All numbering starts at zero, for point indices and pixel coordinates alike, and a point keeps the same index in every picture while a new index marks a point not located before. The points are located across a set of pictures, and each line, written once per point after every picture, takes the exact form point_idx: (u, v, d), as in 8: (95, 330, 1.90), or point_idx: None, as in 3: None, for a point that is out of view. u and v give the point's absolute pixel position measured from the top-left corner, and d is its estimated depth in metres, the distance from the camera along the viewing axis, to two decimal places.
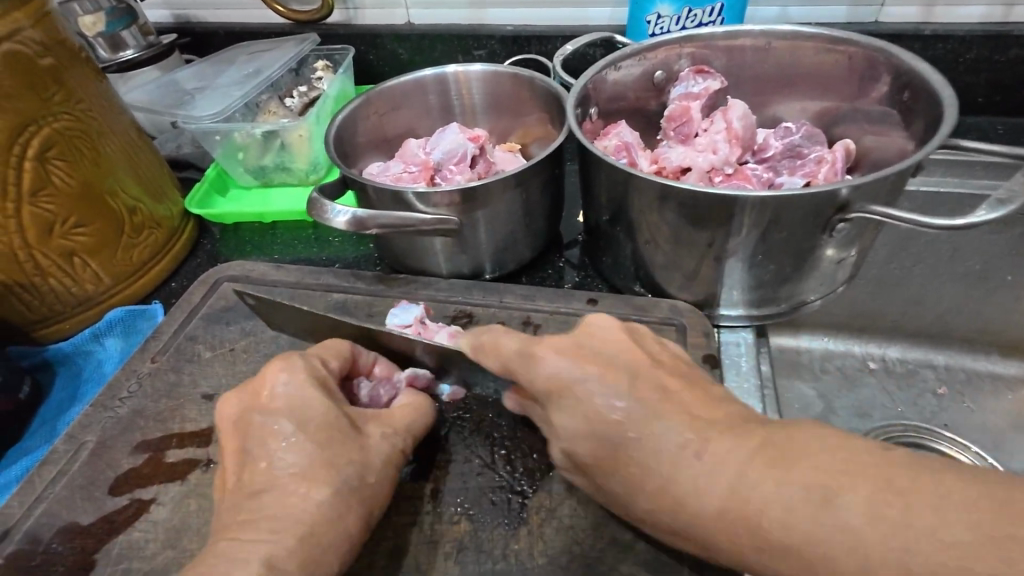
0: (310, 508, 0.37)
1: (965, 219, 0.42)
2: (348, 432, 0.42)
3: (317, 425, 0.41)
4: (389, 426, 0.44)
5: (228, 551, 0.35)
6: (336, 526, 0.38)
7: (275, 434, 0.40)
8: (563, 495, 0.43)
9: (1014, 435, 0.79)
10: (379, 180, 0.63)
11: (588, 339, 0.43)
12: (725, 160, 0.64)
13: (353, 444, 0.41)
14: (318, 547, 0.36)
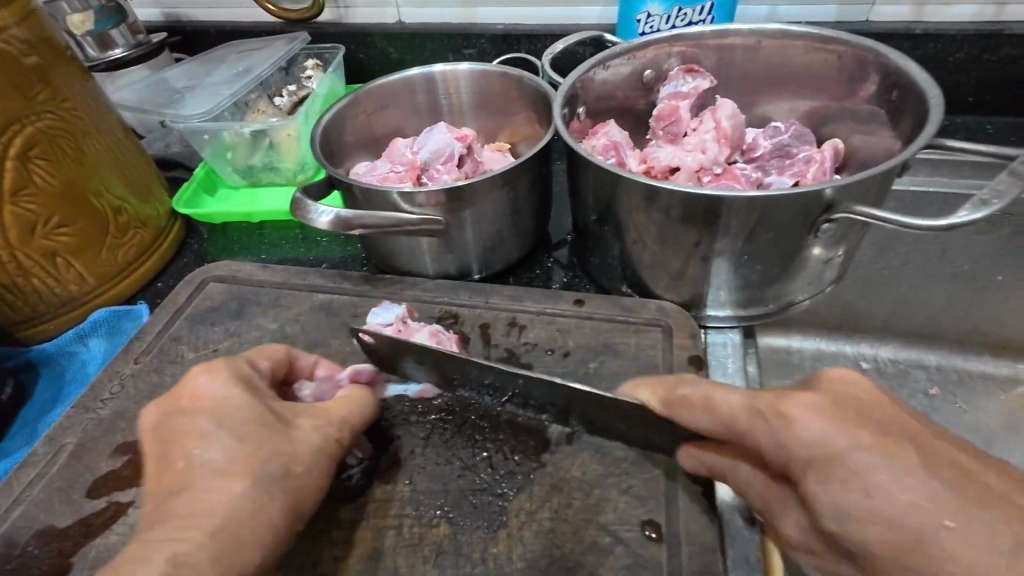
0: (230, 506, 0.37)
1: (949, 220, 0.41)
2: (274, 428, 0.42)
3: (240, 423, 0.41)
4: (320, 420, 0.43)
5: (138, 550, 0.34)
6: (254, 520, 0.37)
7: (198, 434, 0.40)
8: (543, 498, 0.42)
9: (1004, 435, 0.80)
10: (365, 180, 0.62)
11: (849, 397, 0.35)
12: (714, 160, 0.64)
13: (280, 439, 0.41)
14: (234, 539, 0.36)
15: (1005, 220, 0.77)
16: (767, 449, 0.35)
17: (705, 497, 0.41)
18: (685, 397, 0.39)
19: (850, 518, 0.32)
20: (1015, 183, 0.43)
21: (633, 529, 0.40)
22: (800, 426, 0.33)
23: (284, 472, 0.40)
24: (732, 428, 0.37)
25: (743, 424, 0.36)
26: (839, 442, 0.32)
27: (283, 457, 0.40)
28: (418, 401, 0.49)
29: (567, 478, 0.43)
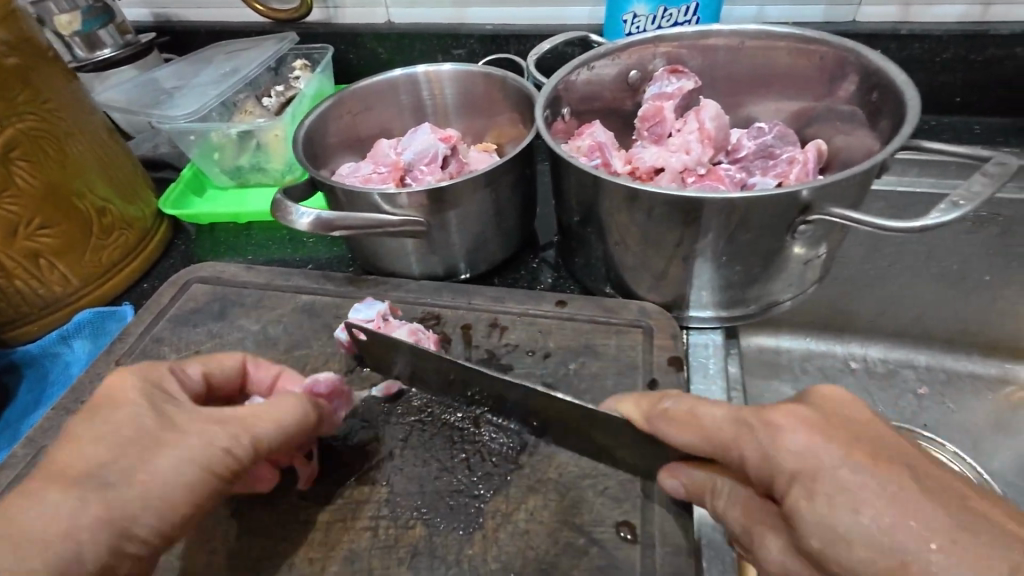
0: (61, 519, 0.35)
1: (922, 221, 0.41)
2: (159, 433, 0.39)
3: (124, 426, 0.39)
4: (223, 424, 0.40)
5: None
6: (80, 536, 0.35)
7: (82, 433, 0.39)
8: (519, 500, 0.42)
9: (991, 435, 0.80)
10: (349, 181, 0.62)
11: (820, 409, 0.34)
12: (698, 160, 0.64)
13: (157, 447, 0.38)
14: (45, 553, 0.34)
15: (992, 220, 0.76)
16: (752, 463, 0.34)
17: (681, 498, 0.41)
18: (669, 411, 0.38)
19: (842, 541, 0.30)
20: (989, 185, 0.43)
21: (608, 530, 0.40)
22: (787, 438, 0.32)
23: (156, 492, 0.37)
24: (718, 444, 0.36)
25: (729, 439, 0.35)
26: (827, 455, 0.31)
27: (157, 476, 0.37)
28: (399, 402, 0.49)
29: (543, 480, 0.43)
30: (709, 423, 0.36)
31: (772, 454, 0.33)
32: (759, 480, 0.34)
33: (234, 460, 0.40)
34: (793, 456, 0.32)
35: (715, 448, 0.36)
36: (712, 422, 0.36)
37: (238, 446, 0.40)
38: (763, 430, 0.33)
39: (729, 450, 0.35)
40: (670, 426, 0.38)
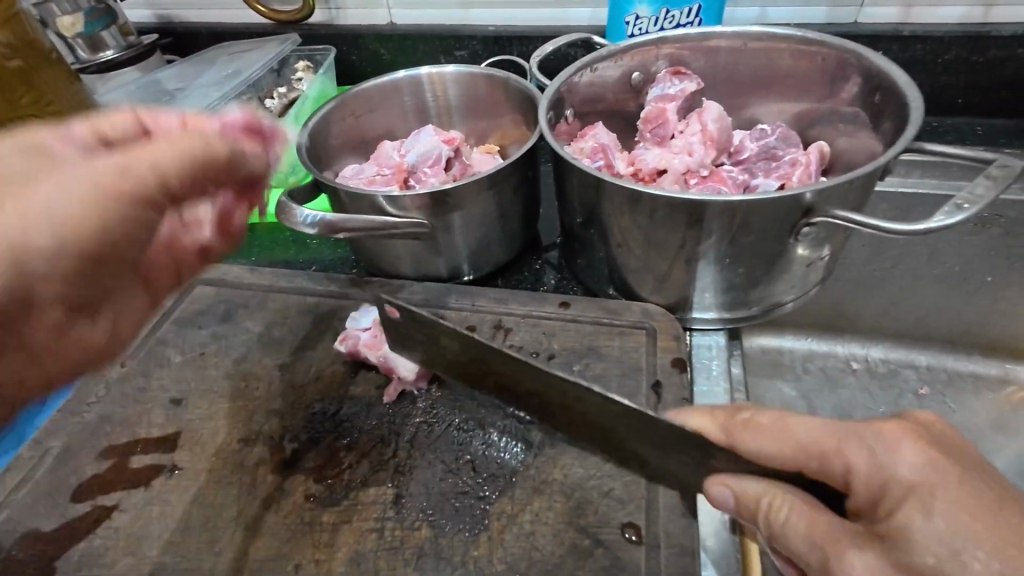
0: None
1: (925, 224, 0.42)
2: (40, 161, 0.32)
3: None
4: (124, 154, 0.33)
5: None
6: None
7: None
8: (524, 501, 0.43)
9: (992, 436, 0.80)
10: (352, 184, 0.62)
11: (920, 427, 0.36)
12: (700, 162, 0.64)
13: (32, 175, 0.31)
14: None
15: (993, 221, 0.75)
16: (859, 472, 0.35)
17: (686, 500, 0.41)
18: (754, 420, 0.38)
19: (950, 556, 0.31)
20: (993, 187, 0.43)
21: (613, 531, 0.40)
22: (902, 454, 0.34)
23: (19, 226, 0.29)
24: (817, 456, 0.36)
25: (831, 448, 0.35)
26: (941, 471, 0.33)
27: (22, 213, 0.30)
28: (404, 404, 0.49)
29: (548, 481, 0.43)
30: (805, 432, 0.36)
31: (889, 466, 0.34)
32: (857, 491, 0.35)
33: (133, 183, 0.32)
34: (910, 471, 0.33)
35: (815, 459, 0.36)
36: (810, 431, 0.36)
37: (131, 167, 0.32)
38: (878, 444, 0.35)
39: (829, 461, 0.36)
40: (758, 433, 0.37)
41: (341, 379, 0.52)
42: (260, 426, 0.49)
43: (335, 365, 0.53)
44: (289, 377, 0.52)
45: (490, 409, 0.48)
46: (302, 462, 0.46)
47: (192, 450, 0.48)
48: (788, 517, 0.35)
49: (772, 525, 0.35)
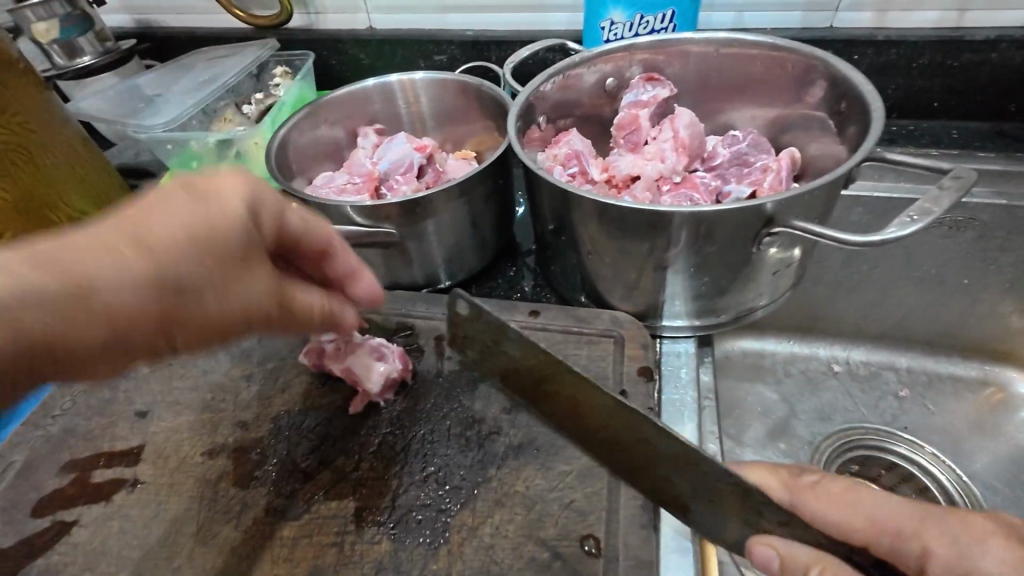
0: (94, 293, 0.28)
1: (879, 236, 0.42)
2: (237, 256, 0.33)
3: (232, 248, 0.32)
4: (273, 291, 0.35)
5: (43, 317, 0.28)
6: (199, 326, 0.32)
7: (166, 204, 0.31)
8: (485, 514, 0.42)
9: (972, 438, 0.79)
10: (322, 193, 0.62)
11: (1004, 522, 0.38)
12: (673, 169, 0.64)
13: (249, 277, 0.33)
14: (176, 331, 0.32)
15: (967, 225, 0.74)
16: (939, 556, 0.37)
17: (646, 511, 0.41)
18: (820, 484, 0.41)
19: None
20: (939, 204, 0.45)
21: (572, 544, 0.40)
22: (983, 556, 0.36)
23: (199, 325, 0.32)
24: (890, 532, 0.38)
25: (910, 530, 0.38)
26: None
27: (215, 307, 0.32)
28: (370, 415, 0.49)
29: (510, 493, 0.43)
30: (880, 508, 0.39)
31: (971, 558, 0.36)
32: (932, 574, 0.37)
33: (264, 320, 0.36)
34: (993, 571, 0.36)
35: (888, 537, 0.38)
36: (883, 508, 0.39)
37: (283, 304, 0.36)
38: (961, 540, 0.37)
39: (905, 540, 0.38)
40: (827, 502, 0.40)
41: (308, 391, 0.51)
42: (225, 439, 0.49)
43: (304, 377, 0.53)
44: (257, 389, 0.52)
45: (455, 419, 0.48)
46: (265, 474, 0.46)
47: (155, 463, 0.47)
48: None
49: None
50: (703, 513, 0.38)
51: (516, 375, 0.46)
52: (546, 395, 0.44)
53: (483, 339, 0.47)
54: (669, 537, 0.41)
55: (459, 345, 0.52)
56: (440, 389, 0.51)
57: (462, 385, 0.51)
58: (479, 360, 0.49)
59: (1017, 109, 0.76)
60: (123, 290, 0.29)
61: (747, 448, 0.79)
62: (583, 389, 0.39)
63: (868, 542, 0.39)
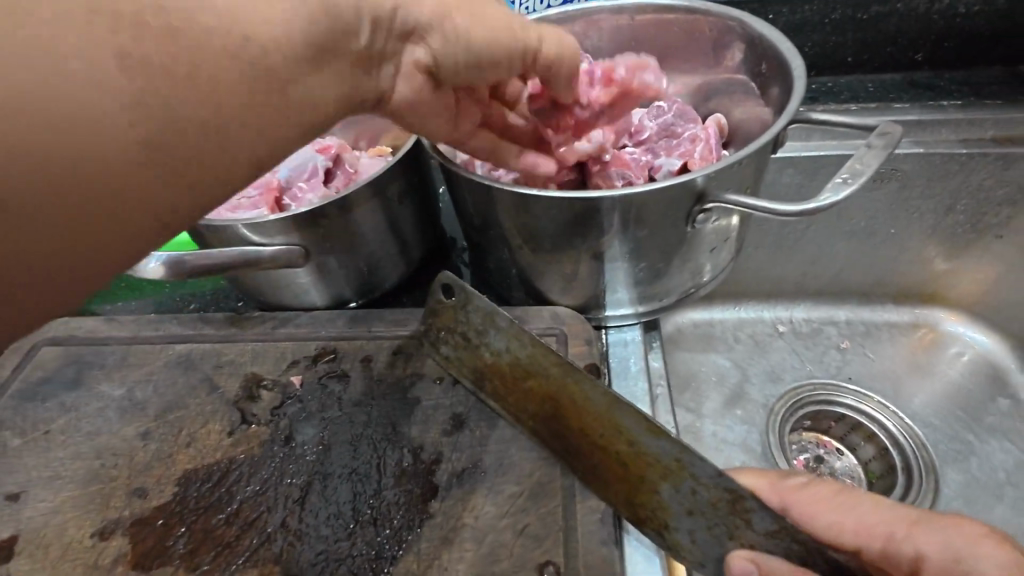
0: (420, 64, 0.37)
1: (814, 203, 0.40)
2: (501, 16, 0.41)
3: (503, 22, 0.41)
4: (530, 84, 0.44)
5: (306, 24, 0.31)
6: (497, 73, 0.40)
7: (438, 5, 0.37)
8: (432, 555, 0.38)
9: (912, 381, 0.82)
10: (212, 212, 0.55)
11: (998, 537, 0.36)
12: (600, 147, 0.59)
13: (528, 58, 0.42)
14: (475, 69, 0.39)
15: (890, 176, 0.75)
16: (932, 557, 0.35)
17: (605, 525, 0.38)
18: (803, 491, 0.40)
19: None
20: (873, 162, 0.43)
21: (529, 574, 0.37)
22: (980, 562, 0.34)
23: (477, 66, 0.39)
24: (881, 538, 0.37)
25: (898, 531, 0.37)
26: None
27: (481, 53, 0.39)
28: (295, 456, 0.43)
29: (458, 527, 0.39)
30: (868, 514, 0.38)
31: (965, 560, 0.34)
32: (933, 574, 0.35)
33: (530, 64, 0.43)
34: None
35: (878, 541, 0.37)
36: (864, 520, 0.38)
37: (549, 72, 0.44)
38: (957, 548, 0.35)
39: (897, 546, 0.36)
40: (807, 502, 0.40)
41: (217, 440, 0.45)
42: (120, 512, 0.41)
43: (211, 426, 0.46)
44: (156, 446, 0.45)
45: (391, 449, 0.43)
46: (170, 548, 0.39)
47: (32, 556, 0.40)
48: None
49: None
50: (663, 519, 0.35)
51: (493, 372, 0.43)
52: (527, 396, 0.41)
53: (464, 330, 0.44)
54: (633, 544, 0.39)
55: (434, 340, 0.48)
56: (370, 418, 0.45)
57: (395, 410, 0.46)
58: (457, 357, 0.46)
59: (924, 59, 0.78)
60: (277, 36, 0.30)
61: (705, 420, 0.78)
62: (573, 381, 0.36)
63: (857, 547, 0.38)
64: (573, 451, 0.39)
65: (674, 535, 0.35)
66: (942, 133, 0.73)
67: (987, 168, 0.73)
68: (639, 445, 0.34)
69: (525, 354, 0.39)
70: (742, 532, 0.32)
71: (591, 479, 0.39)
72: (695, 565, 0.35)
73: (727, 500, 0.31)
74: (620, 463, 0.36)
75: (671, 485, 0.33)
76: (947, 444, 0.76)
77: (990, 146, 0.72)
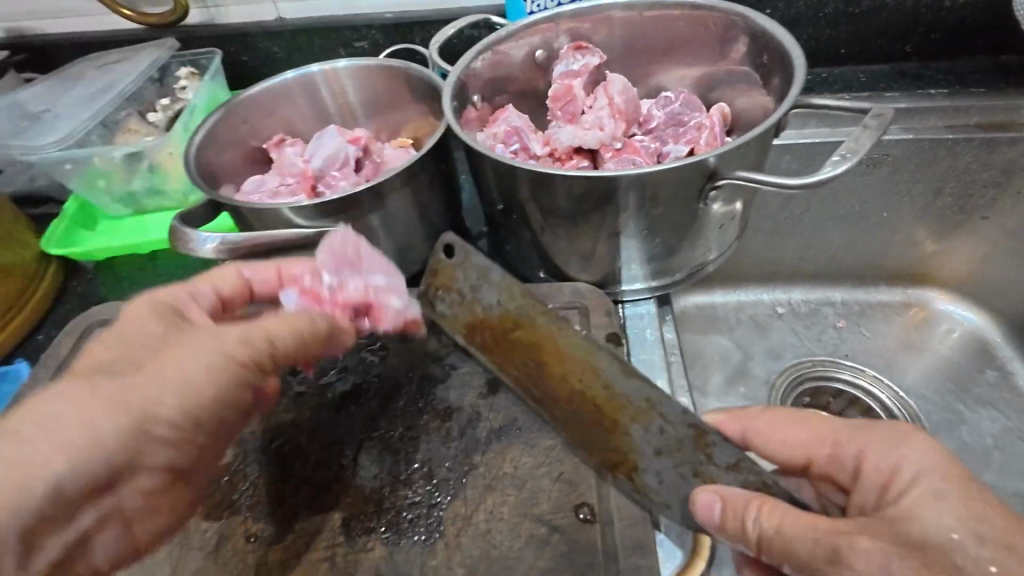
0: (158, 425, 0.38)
1: (816, 177, 0.44)
2: (208, 341, 0.41)
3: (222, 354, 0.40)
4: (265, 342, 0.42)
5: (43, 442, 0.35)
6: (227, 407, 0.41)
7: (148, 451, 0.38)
8: (478, 501, 0.42)
9: (905, 356, 0.87)
10: (254, 199, 0.58)
11: None
12: (612, 136, 0.64)
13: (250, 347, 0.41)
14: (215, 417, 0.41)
15: (882, 161, 0.79)
16: (871, 454, 0.39)
17: None
18: None
19: None
20: (868, 140, 0.47)
21: (567, 514, 0.41)
22: (905, 452, 0.37)
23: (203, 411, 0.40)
24: (828, 445, 0.42)
25: (841, 437, 0.41)
26: (944, 475, 0.35)
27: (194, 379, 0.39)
28: (344, 420, 0.47)
29: (499, 476, 0.43)
30: (817, 428, 0.43)
31: (898, 451, 0.38)
32: (874, 467, 0.38)
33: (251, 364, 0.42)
34: (914, 469, 0.36)
35: (825, 448, 0.42)
36: (812, 435, 0.43)
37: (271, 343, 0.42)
38: (888, 442, 0.38)
39: (841, 448, 0.41)
40: (768, 427, 0.44)
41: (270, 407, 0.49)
42: None
43: None
44: None
45: (432, 412, 0.47)
46: (237, 501, 0.44)
47: None
48: (779, 523, 0.34)
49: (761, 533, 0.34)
50: (634, 461, 0.39)
51: (482, 326, 0.44)
52: (507, 345, 0.43)
53: (459, 286, 0.45)
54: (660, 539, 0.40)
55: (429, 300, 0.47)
56: (410, 384, 0.49)
57: (433, 376, 0.50)
58: (452, 312, 0.46)
59: (912, 50, 0.82)
60: (70, 471, 0.35)
61: (711, 396, 0.83)
62: (561, 329, 0.42)
63: (809, 456, 0.43)
64: (548, 402, 0.42)
65: (642, 477, 0.39)
66: (930, 120, 0.78)
67: (972, 152, 0.77)
68: (614, 388, 0.40)
69: (517, 303, 0.43)
70: (706, 467, 0.37)
71: (565, 426, 0.42)
72: (661, 506, 0.38)
73: (692, 436, 0.37)
74: (598, 409, 0.40)
75: (643, 425, 0.39)
76: (939, 414, 0.81)
77: (975, 131, 0.76)
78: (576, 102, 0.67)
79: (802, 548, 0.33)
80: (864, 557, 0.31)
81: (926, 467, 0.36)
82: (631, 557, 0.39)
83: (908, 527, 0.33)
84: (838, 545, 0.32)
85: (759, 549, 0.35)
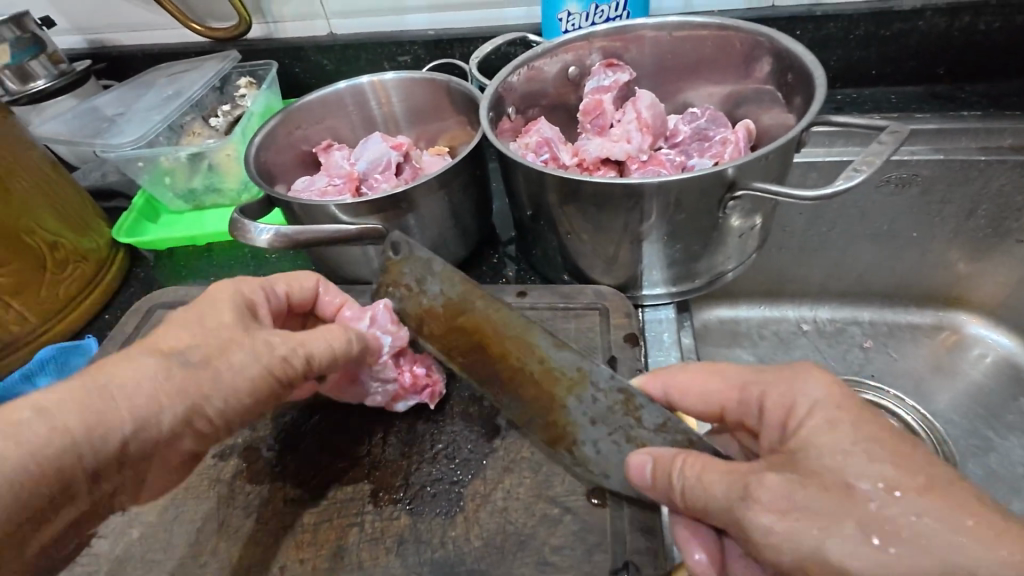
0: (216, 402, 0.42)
1: (832, 189, 0.47)
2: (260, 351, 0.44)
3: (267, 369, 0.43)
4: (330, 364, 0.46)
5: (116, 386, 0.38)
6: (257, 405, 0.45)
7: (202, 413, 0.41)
8: (496, 480, 0.46)
9: (933, 379, 0.86)
10: (305, 197, 0.64)
11: None
12: (639, 148, 0.67)
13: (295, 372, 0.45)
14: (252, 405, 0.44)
15: (912, 181, 0.80)
16: (772, 396, 0.39)
17: None
18: None
19: None
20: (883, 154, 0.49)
21: (579, 497, 0.44)
22: (804, 388, 0.38)
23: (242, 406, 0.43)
24: (739, 391, 0.43)
25: (746, 380, 0.42)
26: (839, 404, 0.36)
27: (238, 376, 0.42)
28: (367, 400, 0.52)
29: (517, 459, 0.47)
30: (730, 375, 0.44)
31: (795, 391, 0.38)
32: (774, 409, 0.39)
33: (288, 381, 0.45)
34: (808, 401, 0.37)
35: (738, 395, 0.43)
36: (722, 382, 0.44)
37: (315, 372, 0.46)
38: (790, 379, 0.39)
39: (747, 393, 0.42)
40: (687, 392, 0.45)
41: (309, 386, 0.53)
42: (234, 440, 0.51)
43: None
44: None
45: (458, 398, 0.51)
46: (276, 470, 0.48)
47: None
48: (696, 472, 0.37)
49: (684, 482, 0.38)
50: (572, 436, 0.45)
51: (429, 315, 0.49)
52: (453, 330, 0.48)
53: (407, 281, 0.51)
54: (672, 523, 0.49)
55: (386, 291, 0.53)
56: None
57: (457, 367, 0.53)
58: (400, 304, 0.51)
59: (945, 72, 0.83)
60: (147, 416, 0.39)
61: None
62: (528, 329, 0.46)
63: (721, 405, 0.44)
64: (494, 376, 0.47)
65: (582, 449, 0.44)
66: (962, 142, 0.78)
67: (1006, 174, 0.77)
68: (549, 362, 0.45)
69: (457, 290, 0.48)
70: (636, 433, 0.43)
71: (516, 404, 0.47)
72: (600, 474, 0.44)
73: (620, 401, 0.43)
74: (534, 384, 0.45)
75: (576, 396, 0.44)
76: (966, 439, 0.80)
77: (1008, 153, 0.76)
78: (604, 115, 0.71)
79: (718, 492, 0.36)
80: (771, 487, 0.34)
81: (820, 396, 0.36)
82: (637, 539, 0.42)
83: (805, 457, 0.35)
84: (748, 482, 0.35)
85: (688, 500, 0.38)
